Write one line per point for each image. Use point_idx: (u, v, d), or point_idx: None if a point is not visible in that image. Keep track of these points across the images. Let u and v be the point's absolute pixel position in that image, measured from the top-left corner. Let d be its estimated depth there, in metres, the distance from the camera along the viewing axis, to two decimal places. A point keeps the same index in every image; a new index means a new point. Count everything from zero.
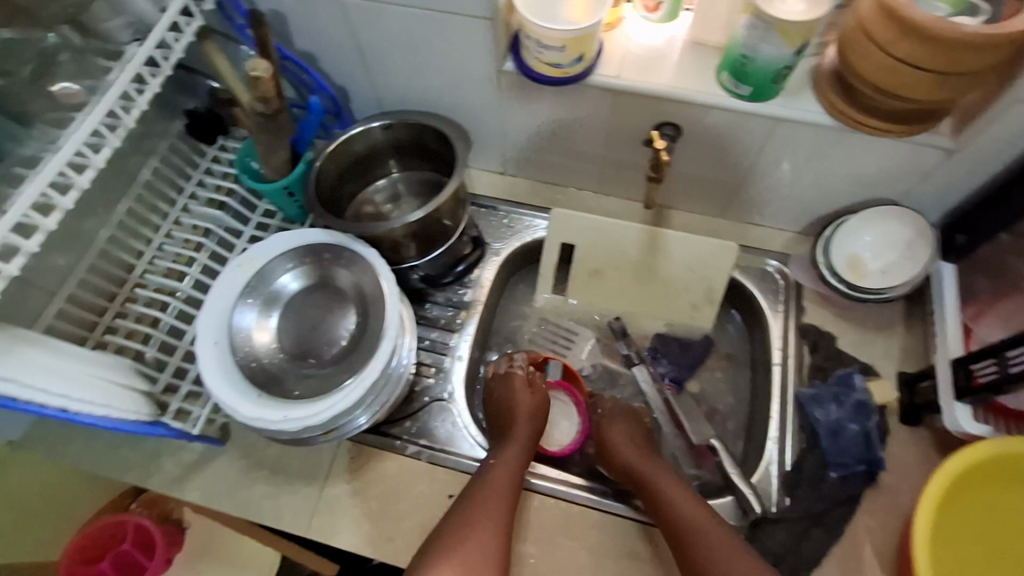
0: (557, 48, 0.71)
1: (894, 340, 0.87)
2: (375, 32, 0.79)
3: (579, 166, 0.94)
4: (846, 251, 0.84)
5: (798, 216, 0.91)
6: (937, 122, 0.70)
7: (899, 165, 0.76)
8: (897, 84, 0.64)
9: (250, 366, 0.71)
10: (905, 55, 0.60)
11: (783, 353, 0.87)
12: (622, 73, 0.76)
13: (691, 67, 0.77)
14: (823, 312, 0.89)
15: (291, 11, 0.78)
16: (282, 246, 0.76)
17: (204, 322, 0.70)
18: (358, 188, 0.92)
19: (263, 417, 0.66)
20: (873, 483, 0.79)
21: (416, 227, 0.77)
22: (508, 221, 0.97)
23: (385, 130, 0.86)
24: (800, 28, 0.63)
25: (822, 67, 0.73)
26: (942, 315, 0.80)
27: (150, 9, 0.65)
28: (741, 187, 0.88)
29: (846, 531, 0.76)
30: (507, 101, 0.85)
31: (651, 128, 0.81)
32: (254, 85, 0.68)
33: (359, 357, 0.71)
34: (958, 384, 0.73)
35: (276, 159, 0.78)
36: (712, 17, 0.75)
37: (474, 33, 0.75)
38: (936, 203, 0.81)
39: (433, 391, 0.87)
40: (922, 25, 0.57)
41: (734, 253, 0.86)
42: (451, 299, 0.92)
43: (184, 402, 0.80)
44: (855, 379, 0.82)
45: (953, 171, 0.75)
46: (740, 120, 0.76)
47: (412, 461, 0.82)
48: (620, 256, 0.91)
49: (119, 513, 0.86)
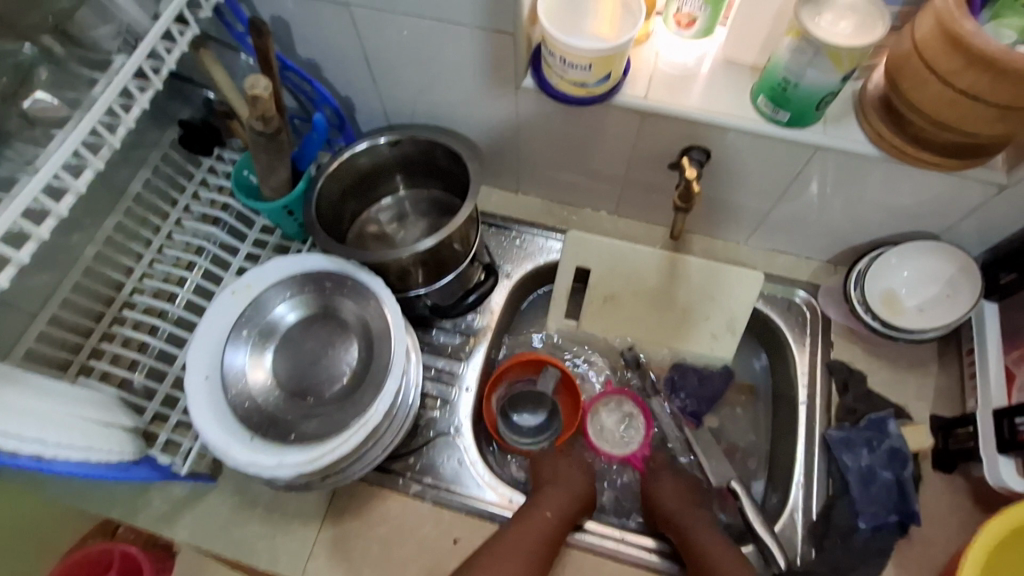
0: (582, 67, 0.65)
1: (928, 381, 0.80)
2: (383, 41, 0.73)
3: (596, 186, 0.89)
4: (881, 286, 0.79)
5: (829, 245, 0.85)
6: (992, 156, 0.64)
7: (945, 199, 0.71)
8: (955, 116, 0.59)
9: (243, 405, 0.66)
10: (968, 87, 0.55)
11: (809, 390, 0.80)
12: (650, 94, 0.71)
13: (724, 88, 0.71)
14: (852, 347, 0.82)
15: (293, 17, 0.72)
16: (281, 274, 0.71)
17: (195, 357, 0.66)
18: (362, 206, 0.87)
19: (257, 462, 0.62)
20: (905, 535, 0.72)
21: (426, 255, 0.72)
22: (520, 242, 0.92)
23: (392, 147, 0.81)
24: (851, 54, 0.58)
25: (867, 93, 0.68)
26: (983, 358, 0.74)
27: (140, 17, 0.60)
28: (770, 214, 0.82)
29: None
30: (523, 117, 0.79)
31: (678, 152, 0.76)
32: (253, 103, 0.63)
33: (360, 396, 0.66)
34: (1000, 437, 0.67)
35: (275, 178, 0.73)
36: (750, 36, 0.69)
37: (492, 46, 0.69)
38: (980, 238, 0.75)
39: (438, 425, 0.81)
40: (991, 55, 0.52)
41: (759, 283, 0.82)
42: (459, 326, 0.87)
43: (174, 435, 0.75)
44: (889, 424, 0.75)
45: (1005, 208, 0.69)
46: (775, 147, 0.70)
47: (415, 501, 0.77)
48: (638, 284, 0.86)
49: (106, 542, 0.84)
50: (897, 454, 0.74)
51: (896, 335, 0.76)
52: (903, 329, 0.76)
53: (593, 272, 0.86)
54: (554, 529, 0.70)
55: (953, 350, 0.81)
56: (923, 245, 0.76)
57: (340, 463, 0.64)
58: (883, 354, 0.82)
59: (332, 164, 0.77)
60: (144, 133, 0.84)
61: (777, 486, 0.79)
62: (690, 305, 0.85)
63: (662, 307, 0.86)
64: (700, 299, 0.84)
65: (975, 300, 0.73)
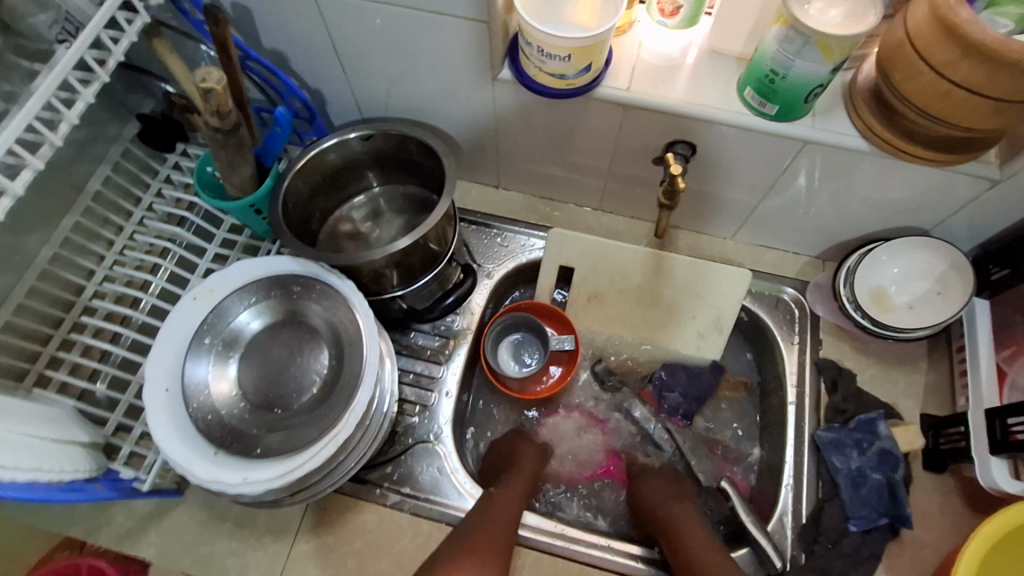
0: (562, 58, 0.62)
1: (919, 378, 0.78)
2: (352, 30, 0.69)
3: (579, 181, 0.86)
4: (870, 283, 0.77)
5: (817, 241, 0.83)
6: (986, 150, 0.62)
7: (935, 194, 0.69)
8: (947, 109, 0.56)
9: (205, 419, 0.62)
10: (962, 79, 0.53)
11: (797, 390, 0.78)
12: (633, 85, 0.68)
13: (710, 79, 0.68)
14: (841, 345, 0.81)
15: (255, 4, 0.68)
16: (245, 278, 0.67)
17: (153, 367, 0.62)
18: (334, 204, 0.83)
19: (221, 479, 0.58)
20: (895, 538, 0.71)
21: (400, 256, 0.68)
22: (501, 240, 0.89)
23: (364, 142, 0.77)
24: (841, 44, 0.55)
25: (857, 83, 0.65)
26: (974, 356, 0.72)
27: (83, 4, 0.55)
28: (757, 209, 0.80)
29: None
30: (502, 109, 0.76)
31: (662, 145, 0.73)
32: (206, 97, 0.59)
33: (329, 407, 0.63)
34: (992, 437, 0.65)
35: (239, 176, 0.69)
36: (737, 24, 0.67)
37: (467, 36, 0.65)
38: (972, 233, 0.73)
39: (417, 432, 0.78)
40: (988, 45, 0.49)
41: (747, 281, 0.79)
42: (438, 328, 0.84)
43: (137, 448, 0.71)
44: (879, 425, 0.74)
45: (997, 203, 0.67)
46: (763, 141, 0.68)
47: (393, 512, 0.74)
48: (622, 283, 0.83)
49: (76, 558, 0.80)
50: (886, 455, 0.72)
51: (886, 333, 0.74)
52: (893, 327, 0.73)
53: (576, 271, 0.83)
54: (515, 522, 0.67)
55: (942, 347, 0.79)
56: (913, 241, 0.74)
57: (311, 477, 0.62)
58: (872, 352, 0.80)
59: (300, 160, 0.73)
60: (102, 127, 0.79)
61: (764, 489, 0.78)
62: (676, 304, 0.82)
63: (647, 305, 0.83)
64: (686, 298, 0.82)
65: (965, 297, 0.72)
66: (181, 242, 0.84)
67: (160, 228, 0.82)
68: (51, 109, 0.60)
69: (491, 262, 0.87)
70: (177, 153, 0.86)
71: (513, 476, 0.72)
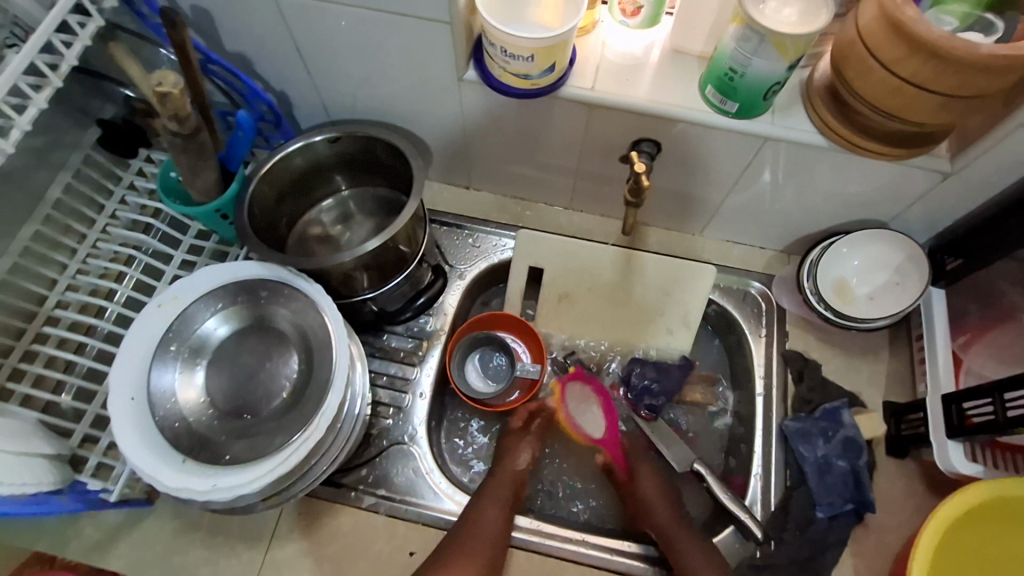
0: (524, 58, 0.62)
1: (881, 366, 0.80)
2: (314, 32, 0.68)
3: (549, 180, 0.86)
4: (832, 275, 0.79)
5: (782, 235, 0.85)
6: (936, 144, 0.64)
7: (893, 188, 0.71)
8: (898, 106, 0.58)
9: (172, 427, 0.61)
10: (910, 75, 0.55)
11: (766, 382, 0.80)
12: (597, 85, 0.69)
13: (672, 78, 0.69)
14: (807, 336, 0.83)
15: (215, 6, 0.67)
16: (211, 284, 0.66)
17: (117, 378, 0.61)
18: (302, 207, 0.82)
19: (189, 487, 0.58)
20: (861, 523, 0.73)
21: (368, 258, 0.68)
22: (473, 240, 0.89)
23: (330, 144, 0.76)
24: (795, 42, 0.57)
25: (814, 81, 0.67)
26: (931, 342, 0.74)
27: (33, 8, 0.54)
28: (724, 206, 0.81)
29: None
30: (469, 110, 0.76)
31: (628, 144, 0.74)
32: (163, 102, 0.58)
33: (299, 412, 0.63)
34: (949, 421, 0.67)
35: (202, 181, 0.68)
36: (697, 23, 0.68)
37: (430, 37, 0.65)
38: (929, 224, 0.75)
39: (391, 434, 0.78)
40: (933, 43, 0.51)
41: (712, 276, 0.81)
42: (411, 329, 0.83)
43: (104, 460, 0.70)
44: (843, 412, 0.76)
45: (949, 196, 0.69)
46: (724, 138, 0.69)
47: (369, 515, 0.74)
48: (593, 282, 0.84)
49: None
50: (850, 442, 0.74)
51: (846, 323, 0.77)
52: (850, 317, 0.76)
53: (547, 271, 0.84)
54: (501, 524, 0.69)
55: (903, 335, 0.81)
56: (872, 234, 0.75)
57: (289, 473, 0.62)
58: (837, 341, 0.82)
59: (264, 164, 0.72)
60: (61, 132, 0.77)
61: (736, 479, 0.79)
62: (646, 300, 0.83)
63: (618, 302, 0.84)
64: (656, 294, 0.83)
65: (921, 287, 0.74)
66: (148, 248, 0.83)
67: (123, 235, 0.80)
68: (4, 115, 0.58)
69: (463, 265, 0.87)
70: (141, 158, 0.85)
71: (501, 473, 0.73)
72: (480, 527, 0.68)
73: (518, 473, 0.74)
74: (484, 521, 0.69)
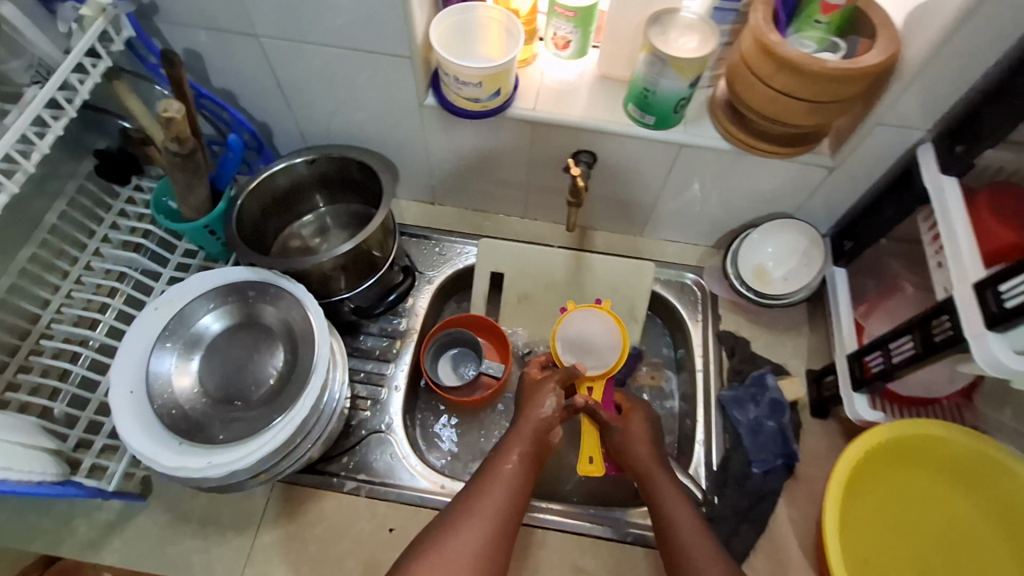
0: (474, 84, 0.74)
1: (802, 340, 0.92)
2: (293, 69, 0.79)
3: (504, 192, 0.97)
4: (752, 262, 0.91)
5: (709, 232, 0.97)
6: (815, 143, 0.78)
7: (791, 183, 0.84)
8: (778, 112, 0.71)
9: (170, 413, 0.68)
10: (781, 86, 0.68)
11: (703, 359, 0.90)
12: (538, 106, 0.81)
13: (601, 98, 0.82)
14: (737, 318, 0.94)
15: (206, 49, 0.78)
16: (204, 287, 0.75)
17: (119, 370, 0.68)
18: (283, 223, 0.92)
19: (187, 465, 0.64)
20: (792, 475, 0.82)
21: (345, 259, 0.77)
22: (439, 249, 0.99)
23: (309, 165, 0.86)
24: (691, 64, 0.70)
25: (716, 97, 0.80)
26: (837, 314, 0.85)
27: (52, 52, 0.64)
28: (657, 208, 0.94)
29: (769, 524, 0.78)
30: (431, 132, 0.87)
31: (569, 155, 0.86)
32: (167, 126, 0.68)
33: (286, 396, 0.70)
34: (853, 376, 0.78)
35: (195, 198, 0.78)
36: (618, 53, 0.81)
37: (394, 69, 0.77)
38: (826, 214, 0.89)
39: (370, 424, 0.85)
40: (793, 60, 0.64)
41: (650, 271, 0.92)
42: (386, 329, 0.92)
43: (99, 459, 0.75)
44: (768, 378, 0.86)
45: (836, 187, 0.83)
46: (648, 146, 0.81)
47: (351, 497, 0.80)
48: (549, 281, 0.94)
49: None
50: (777, 406, 0.85)
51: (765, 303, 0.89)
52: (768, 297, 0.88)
53: (506, 273, 0.94)
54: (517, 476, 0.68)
55: (818, 313, 0.93)
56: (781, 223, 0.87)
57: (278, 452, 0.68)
58: (762, 321, 0.93)
59: (250, 183, 0.81)
60: (59, 163, 0.85)
61: (683, 447, 0.88)
62: (596, 293, 0.94)
63: (570, 297, 0.95)
64: (604, 287, 0.94)
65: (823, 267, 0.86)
66: (139, 266, 0.90)
67: (115, 254, 0.88)
68: (20, 142, 0.67)
69: (431, 271, 0.97)
70: (131, 187, 0.93)
71: (520, 426, 0.73)
72: (503, 474, 0.67)
73: (545, 421, 0.74)
74: (508, 469, 0.68)
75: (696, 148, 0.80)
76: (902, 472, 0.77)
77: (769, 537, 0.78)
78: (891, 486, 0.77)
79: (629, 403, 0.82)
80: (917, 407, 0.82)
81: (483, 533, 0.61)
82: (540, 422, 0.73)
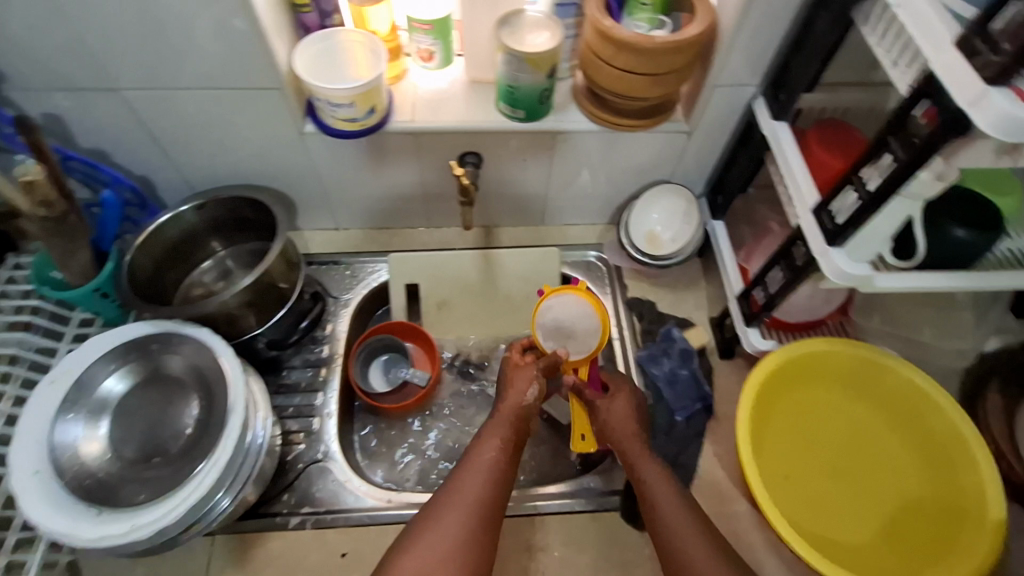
0: (347, 105, 0.77)
1: (701, 292, 1.00)
2: (162, 117, 0.79)
3: (404, 206, 1.00)
4: (643, 229, 0.98)
5: (602, 210, 1.04)
6: (669, 113, 0.86)
7: (660, 152, 0.92)
8: (629, 89, 0.78)
9: (82, 484, 0.65)
10: (624, 65, 0.75)
11: (617, 327, 0.96)
12: (415, 117, 0.84)
13: (474, 101, 0.87)
14: (641, 284, 1.01)
15: (65, 110, 0.76)
16: (101, 349, 0.72)
17: (18, 451, 0.64)
18: (181, 273, 0.90)
19: (107, 534, 0.61)
20: (712, 416, 0.89)
21: (249, 294, 0.76)
22: (351, 272, 0.99)
23: (198, 211, 0.86)
24: (543, 58, 0.76)
25: (577, 84, 0.87)
26: (723, 262, 0.93)
27: None
28: (549, 195, 0.99)
29: (699, 465, 0.84)
30: (317, 158, 0.89)
31: (455, 160, 0.90)
32: (30, 190, 0.67)
33: (206, 442, 0.69)
34: (745, 312, 0.86)
35: (77, 262, 0.76)
36: (481, 58, 0.86)
37: (265, 102, 0.78)
38: (698, 175, 0.97)
39: (306, 456, 0.84)
40: (628, 40, 0.71)
41: (557, 257, 0.96)
42: (309, 360, 0.92)
43: (15, 553, 0.70)
44: (675, 332, 0.93)
45: (699, 149, 0.91)
46: (525, 138, 0.87)
47: (298, 532, 0.79)
48: (463, 284, 0.96)
49: None
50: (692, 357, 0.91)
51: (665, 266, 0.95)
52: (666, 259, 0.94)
53: (422, 284, 0.95)
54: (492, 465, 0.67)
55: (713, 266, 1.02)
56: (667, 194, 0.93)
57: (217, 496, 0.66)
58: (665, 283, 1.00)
59: (137, 238, 0.80)
60: None
61: None
62: (510, 289, 0.97)
63: (487, 296, 0.98)
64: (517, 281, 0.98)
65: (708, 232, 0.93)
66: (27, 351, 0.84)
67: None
68: None
69: (341, 297, 0.97)
70: (9, 265, 0.88)
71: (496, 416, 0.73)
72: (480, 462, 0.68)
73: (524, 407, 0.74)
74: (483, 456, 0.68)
75: (569, 133, 0.86)
76: (791, 392, 0.85)
77: (701, 476, 0.84)
78: (784, 406, 0.85)
79: (615, 385, 0.79)
80: (805, 331, 0.91)
81: (465, 521, 0.62)
82: (518, 408, 0.73)
